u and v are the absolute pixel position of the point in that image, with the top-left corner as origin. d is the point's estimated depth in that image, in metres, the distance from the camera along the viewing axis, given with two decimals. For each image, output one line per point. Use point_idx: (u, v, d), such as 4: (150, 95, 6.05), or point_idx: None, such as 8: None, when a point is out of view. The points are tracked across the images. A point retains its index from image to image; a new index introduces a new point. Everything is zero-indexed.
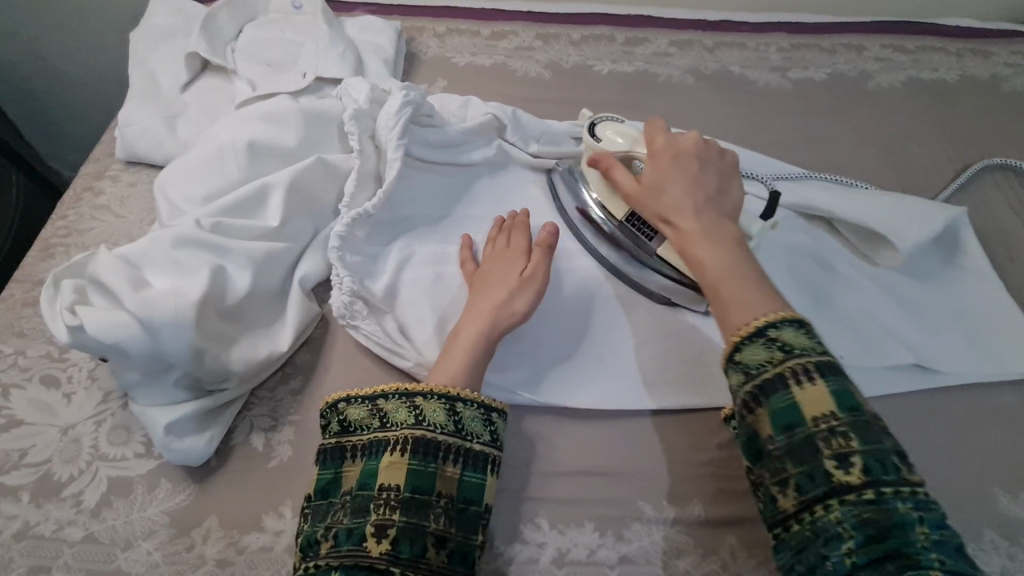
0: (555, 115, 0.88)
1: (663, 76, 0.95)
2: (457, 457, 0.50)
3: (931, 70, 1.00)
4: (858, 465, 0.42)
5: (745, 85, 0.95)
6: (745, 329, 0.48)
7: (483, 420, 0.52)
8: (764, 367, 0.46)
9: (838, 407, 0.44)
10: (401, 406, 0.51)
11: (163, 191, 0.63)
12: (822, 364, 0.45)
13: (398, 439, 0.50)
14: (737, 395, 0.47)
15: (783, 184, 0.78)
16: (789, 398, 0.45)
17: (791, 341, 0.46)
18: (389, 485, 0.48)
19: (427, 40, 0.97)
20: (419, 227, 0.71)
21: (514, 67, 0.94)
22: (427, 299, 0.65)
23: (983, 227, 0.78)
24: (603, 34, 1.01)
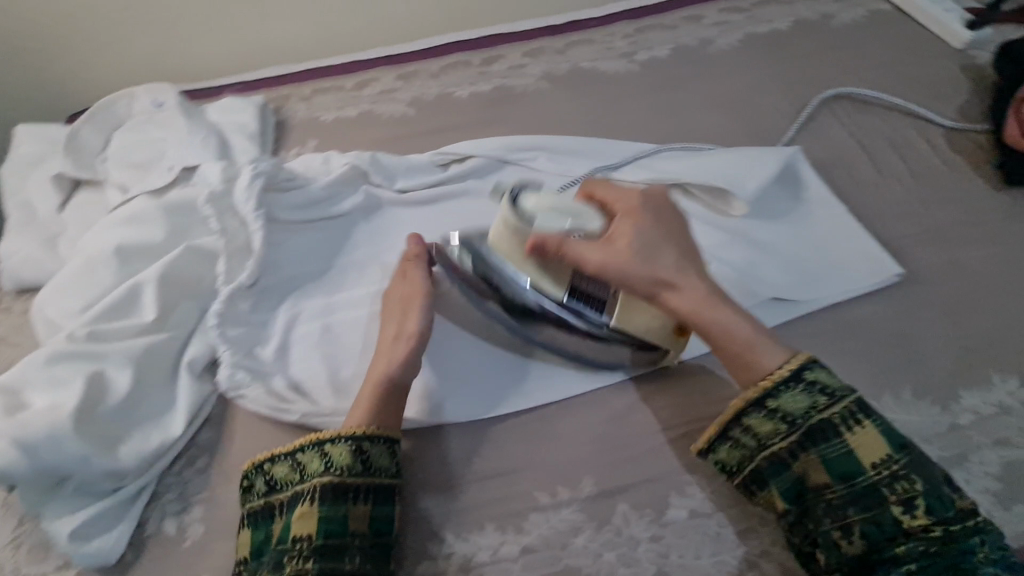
0: (424, 146, 0.93)
1: (518, 87, 1.00)
2: (365, 496, 0.53)
3: (765, 23, 1.06)
4: (921, 506, 0.47)
5: (596, 77, 1.01)
6: (767, 385, 0.53)
7: (389, 454, 0.55)
8: (810, 414, 0.51)
9: (891, 448, 0.49)
10: (314, 457, 0.54)
11: (42, 312, 0.67)
12: (863, 406, 0.51)
13: (309, 489, 0.53)
14: (779, 445, 0.52)
15: (637, 163, 0.83)
16: (844, 447, 0.50)
17: (828, 384, 0.52)
18: (302, 536, 0.51)
19: (294, 105, 1.02)
20: (304, 285, 0.75)
21: (379, 112, 0.99)
22: (318, 352, 0.69)
23: (826, 158, 0.83)
24: (459, 60, 1.06)
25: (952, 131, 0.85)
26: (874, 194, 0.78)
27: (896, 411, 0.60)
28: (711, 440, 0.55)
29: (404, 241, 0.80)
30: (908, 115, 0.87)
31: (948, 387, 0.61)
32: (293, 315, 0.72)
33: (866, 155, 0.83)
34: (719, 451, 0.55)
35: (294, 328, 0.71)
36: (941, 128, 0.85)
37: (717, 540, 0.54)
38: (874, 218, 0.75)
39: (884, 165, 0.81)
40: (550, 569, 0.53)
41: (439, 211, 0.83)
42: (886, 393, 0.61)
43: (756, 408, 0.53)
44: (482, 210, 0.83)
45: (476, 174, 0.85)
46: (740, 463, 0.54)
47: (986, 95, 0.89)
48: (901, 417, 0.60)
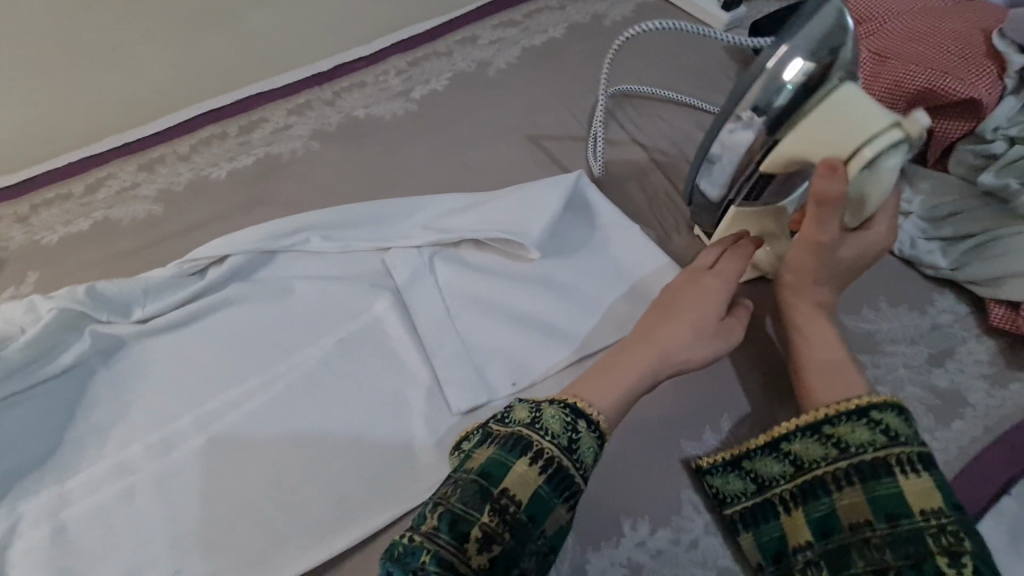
0: (176, 251, 0.78)
1: (286, 153, 0.88)
2: (571, 501, 0.48)
3: (541, 32, 1.02)
4: (970, 568, 0.41)
5: (373, 125, 0.90)
6: (832, 414, 0.50)
7: (596, 451, 0.50)
8: (867, 449, 0.47)
9: (946, 504, 0.44)
10: (590, 443, 0.50)
11: None
12: (926, 457, 0.46)
13: (541, 450, 0.48)
14: (826, 469, 0.48)
15: (421, 222, 0.74)
16: (896, 487, 0.45)
17: (897, 427, 0.47)
18: (508, 493, 0.46)
19: (11, 231, 0.83)
20: (22, 480, 0.59)
21: (117, 217, 0.82)
22: (46, 571, 0.54)
23: (615, 173, 0.79)
24: (214, 133, 0.92)
25: None
26: (662, 205, 0.75)
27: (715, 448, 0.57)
28: (758, 446, 0.52)
29: (155, 383, 0.65)
30: (685, 107, 0.85)
31: None
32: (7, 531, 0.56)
33: (653, 162, 0.79)
34: (781, 473, 0.51)
35: (10, 547, 0.55)
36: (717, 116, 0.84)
37: None
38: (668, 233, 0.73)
39: (671, 169, 0.79)
40: None
41: (198, 333, 0.68)
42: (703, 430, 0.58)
43: (813, 431, 0.50)
44: (250, 319, 0.69)
45: (239, 275, 0.72)
46: (775, 478, 0.51)
47: None
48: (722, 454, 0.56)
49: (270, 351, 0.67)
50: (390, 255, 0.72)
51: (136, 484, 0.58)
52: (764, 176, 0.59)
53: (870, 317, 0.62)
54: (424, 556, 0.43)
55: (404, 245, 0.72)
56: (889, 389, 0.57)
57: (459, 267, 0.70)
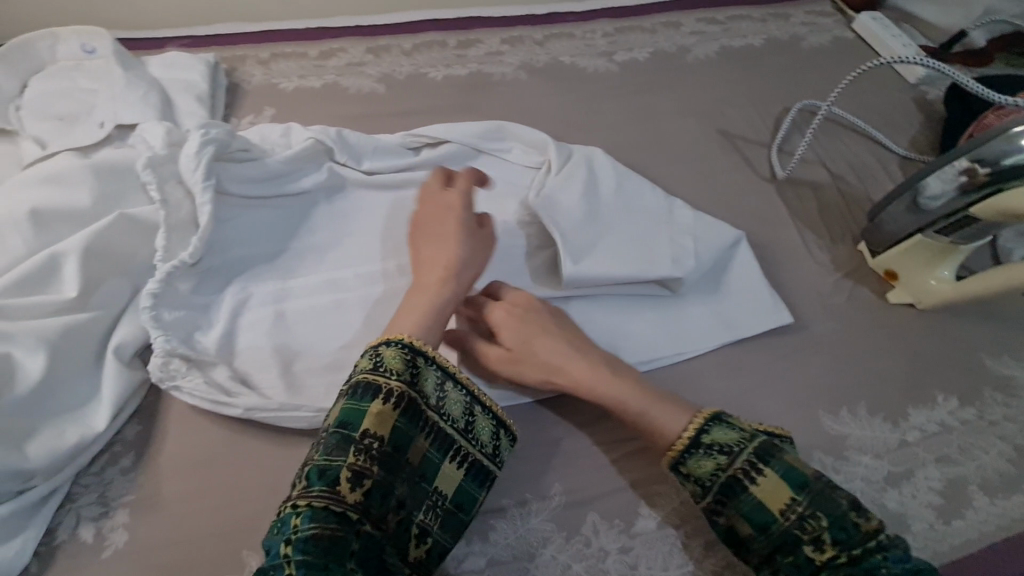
0: (392, 128, 0.87)
1: (496, 75, 0.97)
2: (428, 431, 0.51)
3: (741, 38, 1.08)
4: (828, 541, 0.46)
5: (575, 74, 0.99)
6: (682, 447, 0.53)
7: (440, 383, 0.53)
8: (717, 474, 0.51)
9: (793, 490, 0.48)
10: (433, 376, 0.53)
11: None
12: (759, 453, 0.50)
13: (390, 390, 0.50)
14: (704, 501, 0.52)
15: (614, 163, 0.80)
16: (752, 499, 0.49)
17: (724, 442, 0.51)
18: (371, 433, 0.48)
19: (250, 67, 0.93)
20: (256, 267, 0.69)
21: (345, 85, 0.92)
22: (270, 340, 0.63)
23: (795, 177, 0.85)
24: (434, 39, 1.01)
25: (904, 160, 0.89)
26: (834, 215, 0.81)
27: (850, 427, 0.63)
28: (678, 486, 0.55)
29: (369, 225, 0.75)
30: (867, 139, 0.91)
31: (897, 405, 0.64)
32: (242, 299, 0.65)
33: (832, 178, 0.85)
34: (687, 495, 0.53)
35: (242, 314, 0.64)
36: (896, 155, 0.89)
37: (684, 551, 0.54)
38: (836, 241, 0.79)
39: (846, 188, 0.84)
40: None
41: (407, 197, 0.78)
42: (843, 408, 0.64)
43: (678, 464, 0.53)
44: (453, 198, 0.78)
45: (450, 161, 0.81)
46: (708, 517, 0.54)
47: (936, 127, 0.94)
48: (855, 434, 0.62)
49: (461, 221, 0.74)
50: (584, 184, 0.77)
51: (348, 298, 0.68)
52: (969, 217, 0.64)
53: (1009, 363, 0.68)
54: (294, 520, 0.44)
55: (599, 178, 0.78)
56: (1016, 427, 0.63)
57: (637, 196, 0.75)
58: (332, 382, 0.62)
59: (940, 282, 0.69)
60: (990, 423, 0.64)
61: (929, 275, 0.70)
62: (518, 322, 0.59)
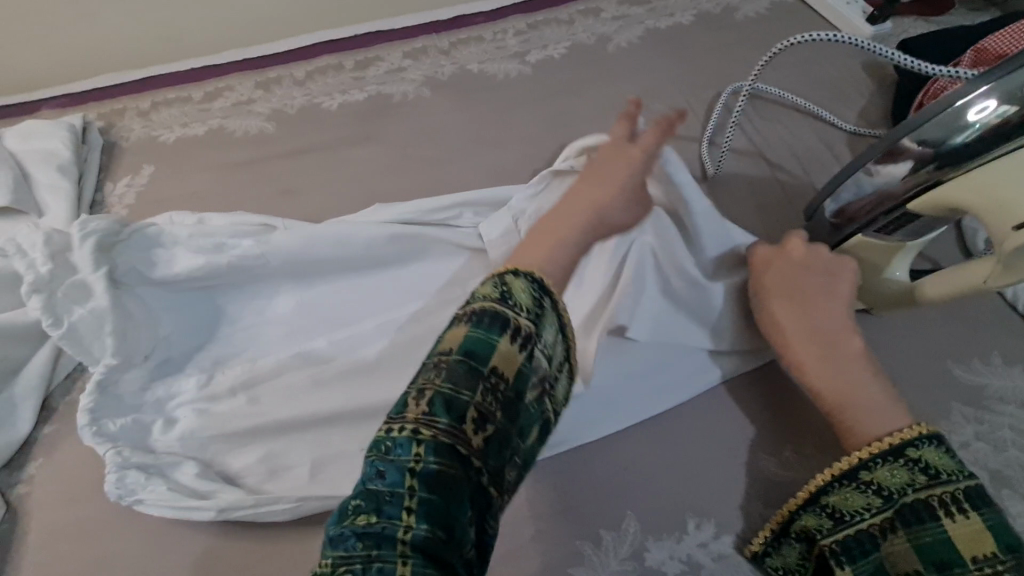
0: (282, 170, 0.80)
1: (397, 95, 0.88)
2: (545, 387, 0.43)
3: (668, 16, 0.98)
4: None
5: (485, 81, 0.90)
6: (867, 454, 0.46)
7: (558, 333, 0.44)
8: (907, 491, 0.44)
9: (999, 547, 0.40)
10: (557, 322, 0.44)
11: None
12: (973, 493, 0.42)
13: (518, 326, 0.41)
14: (866, 521, 0.45)
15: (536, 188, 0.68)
16: (943, 533, 0.41)
17: (936, 465, 0.43)
18: (498, 372, 0.40)
19: (129, 122, 0.86)
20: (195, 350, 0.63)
21: (231, 128, 0.85)
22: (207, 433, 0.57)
23: (729, 173, 0.76)
24: (330, 64, 0.93)
25: (853, 136, 0.80)
26: (774, 213, 0.72)
27: (795, 468, 0.55)
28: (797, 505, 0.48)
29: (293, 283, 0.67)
30: (810, 117, 0.81)
31: None
32: (100, 383, 0.57)
33: (770, 168, 0.76)
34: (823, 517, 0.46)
35: (174, 407, 0.59)
36: (843, 133, 0.80)
37: None
38: (777, 243, 0.70)
39: (787, 178, 0.75)
40: None
41: None
42: (787, 446, 0.56)
43: (844, 479, 0.46)
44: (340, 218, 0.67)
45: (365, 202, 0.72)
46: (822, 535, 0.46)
47: (889, 93, 0.85)
48: (801, 475, 0.54)
49: (334, 240, 0.63)
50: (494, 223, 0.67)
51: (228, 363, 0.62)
52: (910, 215, 0.55)
53: (980, 370, 0.59)
54: (415, 450, 0.37)
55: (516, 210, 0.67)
56: (990, 448, 0.55)
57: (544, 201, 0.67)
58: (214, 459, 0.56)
59: (893, 283, 0.60)
60: (960, 446, 0.55)
61: (880, 276, 0.60)
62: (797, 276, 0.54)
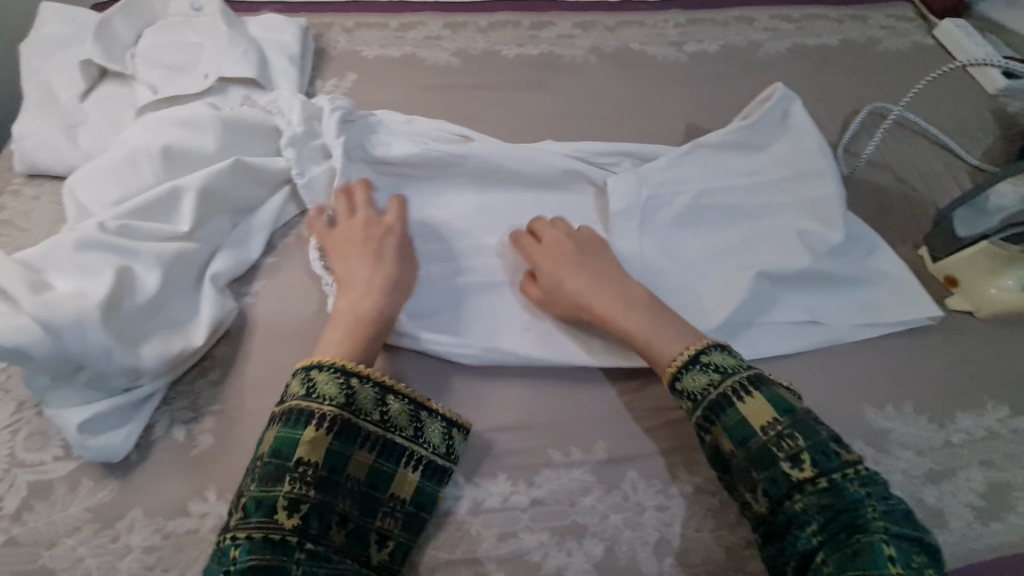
0: (467, 100, 0.91)
1: (567, 57, 0.99)
2: (376, 445, 0.53)
3: (815, 36, 1.07)
4: (806, 460, 0.51)
5: (645, 61, 1.00)
6: (675, 368, 0.57)
7: (376, 399, 0.54)
8: (708, 391, 0.55)
9: (776, 412, 0.53)
10: (370, 393, 0.54)
11: (72, 194, 0.63)
12: (753, 378, 0.55)
13: (324, 415, 0.51)
14: (708, 400, 0.55)
15: (714, 156, 0.77)
16: (737, 415, 0.53)
17: (722, 364, 0.56)
18: (307, 460, 0.50)
19: (335, 35, 0.98)
20: None
21: (422, 57, 0.97)
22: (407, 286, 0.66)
23: (862, 177, 0.85)
24: (509, 19, 1.04)
25: (976, 170, 0.88)
26: (898, 218, 0.81)
27: (895, 422, 0.64)
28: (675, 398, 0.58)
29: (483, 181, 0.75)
30: (938, 147, 0.89)
31: (944, 407, 0.65)
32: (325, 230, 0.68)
33: (899, 180, 0.85)
34: (687, 387, 0.56)
35: None
36: (967, 165, 0.87)
37: (719, 514, 0.56)
38: (897, 243, 0.78)
39: (913, 192, 0.84)
40: (558, 523, 0.55)
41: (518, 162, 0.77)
42: (891, 403, 0.65)
43: (683, 371, 0.57)
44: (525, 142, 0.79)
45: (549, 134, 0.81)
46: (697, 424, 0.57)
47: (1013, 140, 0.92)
48: (899, 428, 0.63)
49: (524, 157, 0.74)
50: (672, 176, 0.75)
51: (422, 234, 0.70)
52: None
53: None
54: (236, 551, 0.47)
55: (691, 171, 0.76)
56: None
57: (704, 157, 0.77)
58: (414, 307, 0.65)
59: (1002, 291, 0.69)
60: None
61: (990, 283, 0.70)
62: (561, 266, 0.63)
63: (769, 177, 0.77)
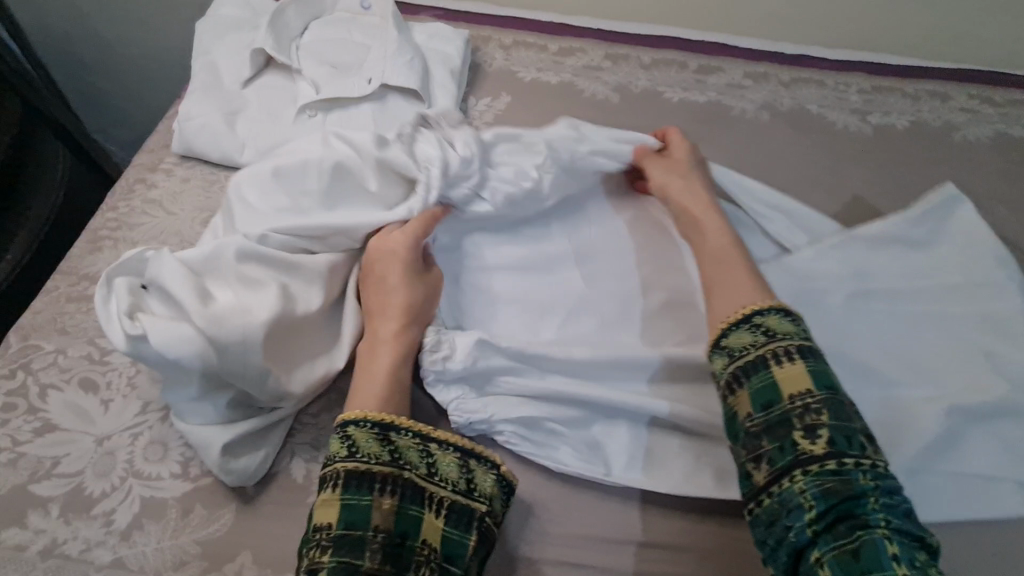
0: None
1: (736, 109, 0.91)
2: (395, 488, 0.47)
3: (1022, 126, 0.94)
4: (824, 437, 0.46)
5: (822, 127, 0.90)
6: (730, 322, 0.54)
7: (378, 438, 0.48)
8: (748, 350, 0.51)
9: (815, 386, 0.48)
10: (371, 435, 0.48)
11: (234, 190, 0.59)
12: (803, 349, 0.50)
13: (331, 474, 0.47)
14: (722, 377, 0.51)
15: (866, 249, 0.68)
16: (769, 377, 0.49)
17: (775, 329, 0.51)
18: (323, 525, 0.45)
19: (492, 50, 0.94)
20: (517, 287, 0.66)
21: (580, 87, 0.90)
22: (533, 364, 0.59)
23: None
24: (674, 59, 0.97)
25: None
26: None
27: None
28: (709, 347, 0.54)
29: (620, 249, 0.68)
30: None
31: None
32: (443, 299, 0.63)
33: None
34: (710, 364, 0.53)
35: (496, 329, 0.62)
36: None
37: None
38: None
39: None
40: None
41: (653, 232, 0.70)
42: None
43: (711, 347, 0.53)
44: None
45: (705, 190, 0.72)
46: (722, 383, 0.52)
47: None
48: None
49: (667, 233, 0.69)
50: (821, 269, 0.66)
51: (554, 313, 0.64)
52: None
53: None
54: None
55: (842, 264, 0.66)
56: None
57: (862, 250, 0.67)
58: (547, 404, 0.57)
59: None
60: None
61: None
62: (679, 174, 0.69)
63: (938, 283, 0.66)
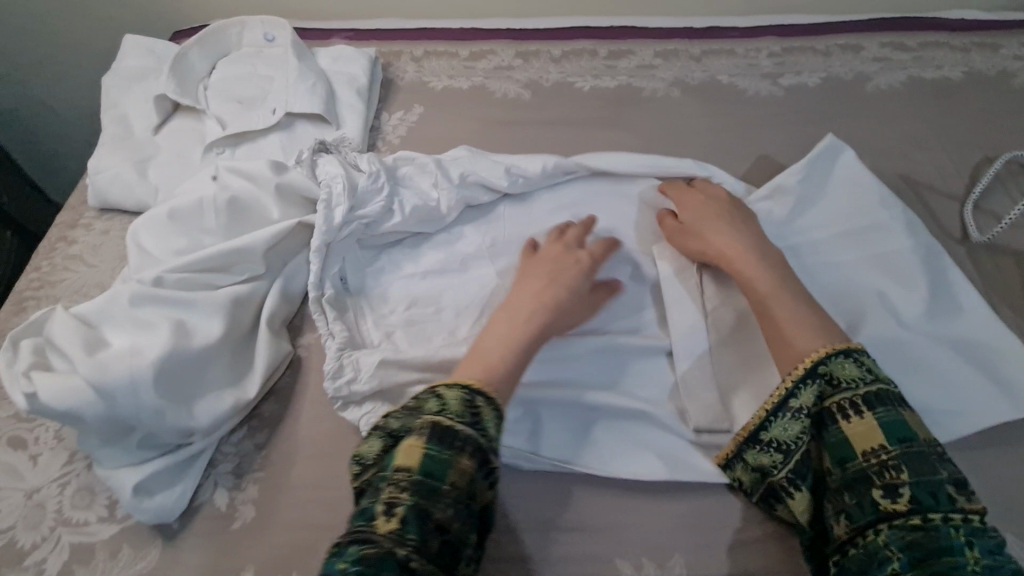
0: (537, 138, 0.85)
1: (647, 90, 0.92)
2: (471, 449, 0.46)
3: (935, 68, 0.94)
4: (906, 495, 0.45)
5: (735, 95, 0.91)
6: (802, 370, 0.52)
7: (467, 402, 0.49)
8: (814, 407, 0.51)
9: (888, 440, 0.47)
10: (459, 395, 0.49)
11: (136, 238, 0.62)
12: (868, 397, 0.50)
13: (418, 426, 0.47)
14: (778, 474, 0.51)
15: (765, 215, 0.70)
16: (840, 433, 0.49)
17: (840, 375, 0.51)
18: (402, 467, 0.45)
19: (404, 64, 0.95)
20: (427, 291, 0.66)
21: (492, 89, 0.92)
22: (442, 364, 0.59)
23: (997, 244, 0.72)
24: (584, 48, 0.98)
25: None
26: None
27: None
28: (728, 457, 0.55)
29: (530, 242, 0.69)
30: None
31: None
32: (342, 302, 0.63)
33: None
34: (738, 467, 0.54)
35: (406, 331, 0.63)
36: None
37: None
38: None
39: None
40: None
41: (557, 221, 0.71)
42: None
43: (750, 442, 0.54)
44: (581, 192, 0.73)
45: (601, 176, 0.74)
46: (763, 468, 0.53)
47: None
48: None
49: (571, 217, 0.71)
50: None
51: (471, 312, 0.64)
52: None
53: None
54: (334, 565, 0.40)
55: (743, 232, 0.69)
56: None
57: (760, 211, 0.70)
58: None
59: None
60: None
61: None
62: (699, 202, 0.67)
63: (830, 231, 0.70)
